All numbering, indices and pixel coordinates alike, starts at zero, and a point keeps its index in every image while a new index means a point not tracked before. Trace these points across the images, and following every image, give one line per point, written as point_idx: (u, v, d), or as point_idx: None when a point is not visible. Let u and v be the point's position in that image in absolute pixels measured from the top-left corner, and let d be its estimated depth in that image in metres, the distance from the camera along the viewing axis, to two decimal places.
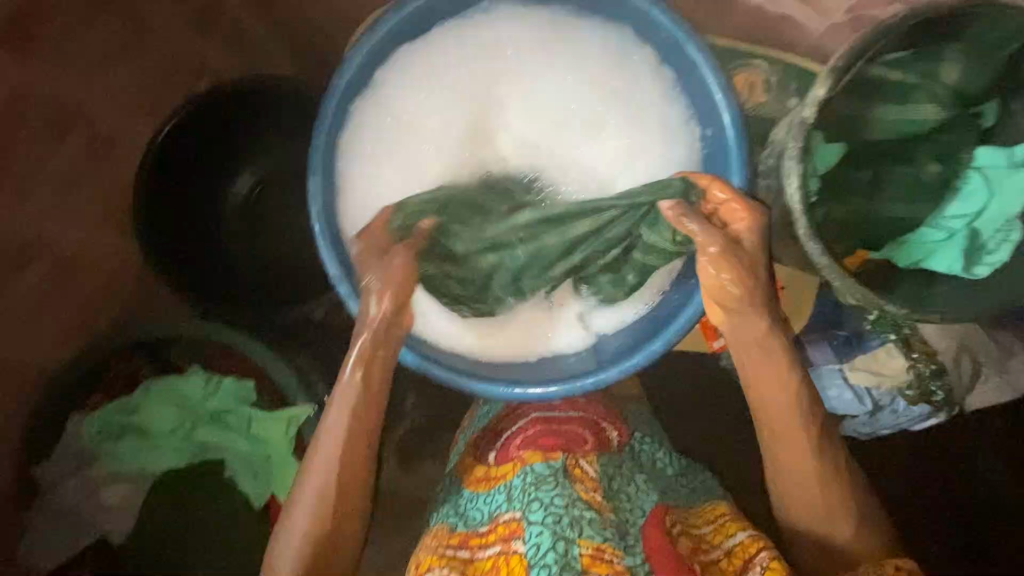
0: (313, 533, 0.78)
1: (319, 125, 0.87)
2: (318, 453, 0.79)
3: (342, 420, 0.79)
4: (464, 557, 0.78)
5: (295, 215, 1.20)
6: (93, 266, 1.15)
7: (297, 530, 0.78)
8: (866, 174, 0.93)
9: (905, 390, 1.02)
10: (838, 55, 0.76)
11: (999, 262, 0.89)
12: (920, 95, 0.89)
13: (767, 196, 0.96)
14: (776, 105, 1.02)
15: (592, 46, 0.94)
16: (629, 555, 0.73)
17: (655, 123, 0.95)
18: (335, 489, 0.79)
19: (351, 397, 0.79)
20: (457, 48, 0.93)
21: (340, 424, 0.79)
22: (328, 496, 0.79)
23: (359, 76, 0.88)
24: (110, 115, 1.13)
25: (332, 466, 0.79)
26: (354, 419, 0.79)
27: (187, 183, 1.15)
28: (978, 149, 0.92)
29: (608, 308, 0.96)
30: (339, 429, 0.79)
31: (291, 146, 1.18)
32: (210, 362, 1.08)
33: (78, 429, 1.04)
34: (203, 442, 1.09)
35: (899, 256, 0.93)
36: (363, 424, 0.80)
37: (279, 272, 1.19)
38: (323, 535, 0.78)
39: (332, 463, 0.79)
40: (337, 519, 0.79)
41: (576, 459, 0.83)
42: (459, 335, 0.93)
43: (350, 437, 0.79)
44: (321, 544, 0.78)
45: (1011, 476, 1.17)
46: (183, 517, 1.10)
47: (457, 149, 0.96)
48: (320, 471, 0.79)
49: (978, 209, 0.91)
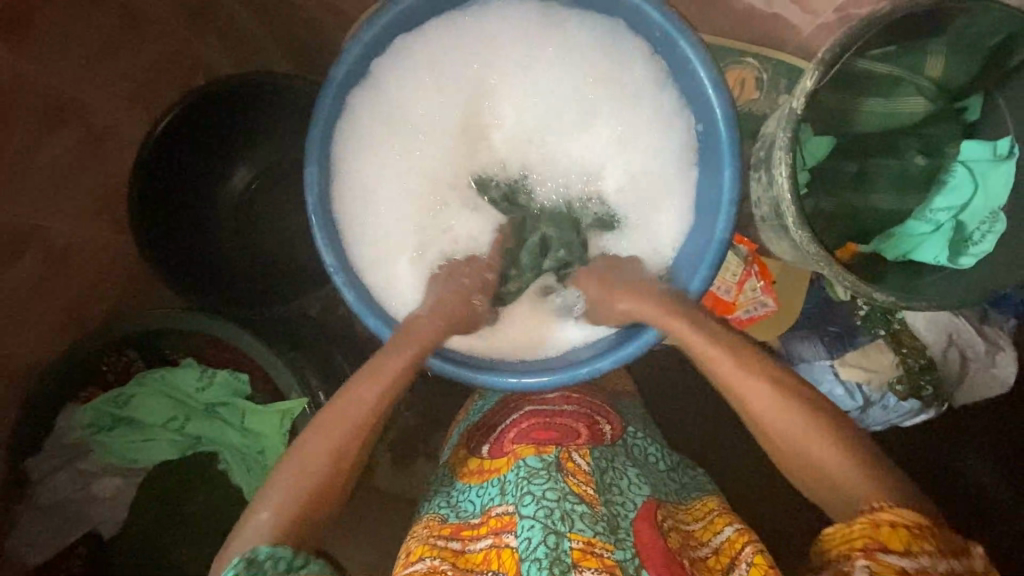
0: (302, 488, 0.64)
1: (315, 118, 0.78)
2: (338, 408, 0.68)
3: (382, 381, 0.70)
4: (453, 548, 0.70)
5: (291, 210, 1.08)
6: (85, 258, 0.98)
7: (281, 484, 0.65)
8: (852, 166, 0.81)
9: (895, 385, 0.93)
10: (828, 46, 0.67)
11: (983, 254, 0.77)
12: (904, 85, 0.78)
13: (757, 191, 0.82)
14: (767, 104, 0.89)
15: (587, 41, 0.83)
16: (620, 551, 0.66)
17: (651, 117, 0.83)
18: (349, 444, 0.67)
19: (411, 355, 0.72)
20: (447, 42, 0.83)
21: (389, 375, 0.70)
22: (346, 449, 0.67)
23: (357, 67, 0.79)
24: (106, 106, 0.94)
25: (356, 420, 0.68)
26: (391, 384, 0.70)
27: (185, 169, 1.01)
28: (964, 142, 0.79)
29: None
30: (380, 389, 0.69)
31: (285, 139, 1.06)
32: (202, 353, 0.95)
33: (70, 423, 0.90)
34: (196, 435, 0.96)
35: (887, 250, 0.81)
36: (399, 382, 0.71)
37: (270, 256, 1.07)
38: (325, 491, 0.65)
39: (359, 421, 0.68)
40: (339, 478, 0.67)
41: (568, 451, 0.75)
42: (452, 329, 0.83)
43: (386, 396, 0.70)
44: (307, 502, 0.64)
45: (1000, 476, 1.05)
46: (174, 511, 0.99)
47: (450, 147, 0.86)
48: (341, 429, 0.67)
49: (964, 201, 0.78)
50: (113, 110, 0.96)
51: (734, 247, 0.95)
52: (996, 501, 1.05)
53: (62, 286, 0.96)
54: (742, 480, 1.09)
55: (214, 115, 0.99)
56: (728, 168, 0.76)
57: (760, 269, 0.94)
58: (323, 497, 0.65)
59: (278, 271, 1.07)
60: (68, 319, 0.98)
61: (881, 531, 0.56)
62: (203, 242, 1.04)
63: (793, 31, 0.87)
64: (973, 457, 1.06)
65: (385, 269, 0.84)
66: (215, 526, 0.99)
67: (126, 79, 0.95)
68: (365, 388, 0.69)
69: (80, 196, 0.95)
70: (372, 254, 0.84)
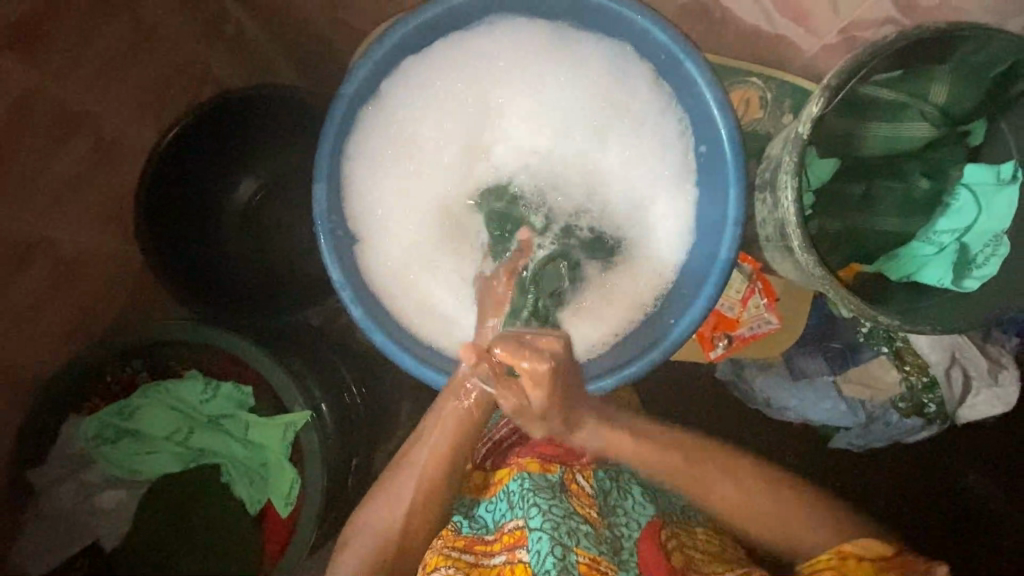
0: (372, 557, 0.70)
1: (324, 135, 0.79)
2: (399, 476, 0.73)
3: (444, 435, 0.74)
4: (469, 561, 0.71)
5: (296, 222, 1.09)
6: (92, 269, 0.98)
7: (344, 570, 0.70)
8: (858, 188, 0.81)
9: (898, 403, 0.94)
10: (834, 72, 0.69)
11: (988, 277, 0.78)
12: (909, 112, 0.78)
13: (761, 212, 0.83)
14: (770, 122, 0.91)
15: (591, 59, 0.84)
16: (623, 571, 0.67)
17: (654, 135, 0.84)
18: (416, 497, 0.72)
19: (457, 415, 0.74)
20: (454, 59, 0.84)
21: (438, 441, 0.74)
22: (414, 499, 0.72)
23: (366, 85, 0.80)
24: (119, 116, 0.95)
25: (417, 484, 0.72)
26: (448, 440, 0.73)
27: (193, 181, 1.02)
28: (967, 166, 0.79)
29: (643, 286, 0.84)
30: (436, 441, 0.74)
31: (293, 152, 1.06)
32: (206, 365, 0.95)
33: (73, 434, 0.91)
34: (200, 448, 0.96)
35: (891, 269, 0.83)
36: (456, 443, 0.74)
37: (277, 269, 1.08)
38: (396, 533, 0.71)
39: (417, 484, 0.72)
40: (408, 529, 0.71)
41: (572, 473, 0.77)
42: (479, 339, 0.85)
43: (448, 451, 0.73)
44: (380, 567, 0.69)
45: (1008, 495, 1.04)
46: (179, 522, 0.99)
47: (456, 163, 0.87)
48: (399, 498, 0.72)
49: (969, 223, 0.79)
50: (124, 121, 0.96)
51: (738, 265, 0.94)
52: (1004, 520, 1.04)
53: (67, 294, 0.96)
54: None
55: (225, 130, 1.00)
56: (732, 188, 0.76)
57: (764, 286, 0.94)
58: (399, 547, 0.71)
59: (281, 283, 1.07)
60: (73, 329, 0.98)
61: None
62: (210, 253, 1.05)
63: (798, 51, 0.88)
64: (981, 476, 1.05)
65: (390, 286, 0.85)
66: (219, 539, 0.99)
67: (134, 90, 0.95)
68: (434, 446, 0.73)
69: (88, 205, 0.96)
70: (379, 269, 0.85)
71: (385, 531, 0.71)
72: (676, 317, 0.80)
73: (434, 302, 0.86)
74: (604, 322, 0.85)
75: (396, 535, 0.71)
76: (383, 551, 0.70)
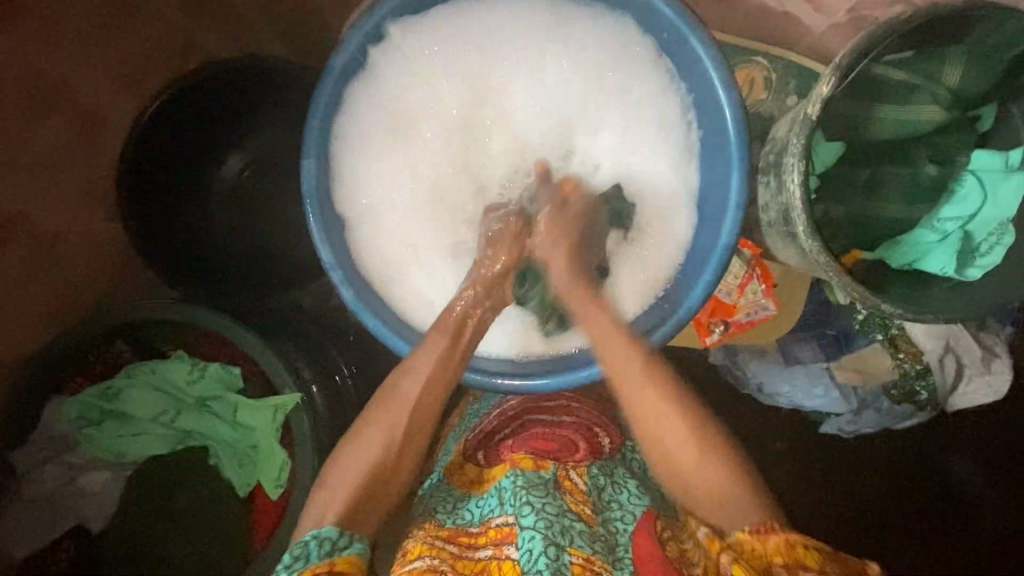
0: (364, 479, 0.67)
1: (313, 109, 0.77)
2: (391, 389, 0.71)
3: (428, 367, 0.71)
4: (452, 551, 0.68)
5: (283, 197, 1.05)
6: (74, 248, 0.95)
7: (319, 511, 0.65)
8: (864, 173, 0.81)
9: (890, 390, 0.94)
10: (845, 52, 0.66)
11: (991, 266, 0.76)
12: (922, 93, 0.77)
13: (763, 196, 0.82)
14: (775, 105, 0.86)
15: (589, 32, 0.81)
16: (618, 570, 0.65)
17: (655, 113, 0.82)
18: (405, 421, 0.69)
19: (442, 347, 0.73)
20: (449, 28, 0.81)
21: (426, 368, 0.71)
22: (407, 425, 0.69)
23: (357, 57, 0.77)
24: (96, 88, 0.90)
25: (406, 412, 0.69)
26: (434, 372, 0.71)
27: (175, 154, 0.98)
28: (975, 152, 0.78)
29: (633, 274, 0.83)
30: (421, 371, 0.71)
31: (281, 125, 1.02)
32: (194, 346, 0.93)
33: (55, 415, 0.89)
34: (187, 430, 0.95)
35: (893, 257, 0.81)
36: (443, 374, 0.72)
37: (263, 251, 1.04)
38: (387, 469, 0.68)
39: (405, 407, 0.70)
40: (397, 463, 0.69)
41: (566, 469, 0.75)
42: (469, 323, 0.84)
43: (436, 379, 0.71)
44: (371, 486, 0.67)
45: (995, 483, 1.05)
46: (162, 508, 0.97)
47: (451, 140, 0.84)
48: (390, 418, 0.69)
49: (972, 211, 0.77)
50: (105, 94, 0.92)
51: (739, 250, 0.94)
52: (989, 507, 1.05)
53: (48, 270, 0.93)
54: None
55: (212, 104, 0.97)
56: (736, 170, 0.74)
57: (762, 272, 0.93)
58: (388, 474, 0.68)
59: (271, 264, 1.04)
60: (53, 308, 0.95)
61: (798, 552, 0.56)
62: (197, 232, 1.01)
63: (804, 29, 0.87)
64: (969, 465, 1.06)
65: (380, 264, 0.83)
66: (202, 527, 0.97)
67: (115, 62, 0.91)
68: (418, 376, 0.71)
69: (73, 188, 0.92)
70: (368, 246, 0.83)
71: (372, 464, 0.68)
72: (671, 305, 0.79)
73: (424, 284, 0.84)
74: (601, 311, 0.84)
75: (388, 465, 0.68)
76: (374, 483, 0.67)
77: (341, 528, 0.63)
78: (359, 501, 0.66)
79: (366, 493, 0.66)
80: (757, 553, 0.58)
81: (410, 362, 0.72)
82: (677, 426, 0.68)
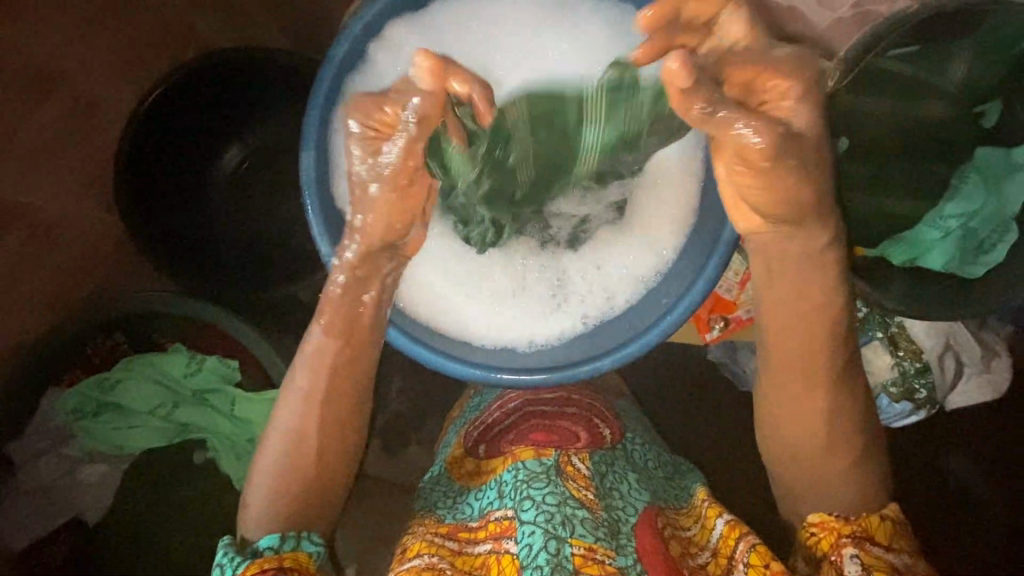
0: (291, 490, 0.67)
1: (313, 99, 0.77)
2: (288, 402, 0.68)
3: (325, 371, 0.67)
4: (452, 548, 0.70)
5: (282, 189, 1.04)
6: (72, 239, 0.94)
7: (252, 520, 0.66)
8: (867, 169, 0.81)
9: (889, 387, 0.93)
10: (837, 62, 0.70)
11: (994, 264, 0.77)
12: (925, 89, 0.77)
13: None
14: None
15: (593, 23, 0.79)
16: (622, 557, 0.64)
17: None
18: (318, 420, 0.67)
19: (334, 348, 0.66)
20: (450, 17, 0.80)
21: (322, 367, 0.67)
22: (321, 433, 0.68)
23: (357, 48, 0.77)
24: (94, 77, 0.89)
25: (314, 422, 0.67)
26: (330, 377, 0.67)
27: (171, 144, 0.97)
28: (978, 150, 0.78)
29: (626, 262, 0.83)
30: (314, 378, 0.67)
31: (282, 117, 1.02)
32: (192, 340, 0.92)
33: (51, 408, 0.88)
34: (184, 423, 0.94)
35: (896, 253, 0.79)
36: (339, 382, 0.67)
37: (264, 243, 1.03)
38: (311, 479, 0.68)
39: (311, 417, 0.67)
40: (323, 460, 0.68)
41: (567, 455, 0.74)
42: (463, 310, 0.83)
43: (335, 385, 0.67)
44: (300, 497, 0.67)
45: (994, 481, 1.05)
46: (160, 500, 0.97)
47: None
48: (297, 430, 0.67)
49: (976, 207, 0.77)
50: (103, 83, 0.90)
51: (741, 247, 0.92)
52: (988, 507, 1.05)
53: (47, 262, 0.92)
54: (745, 494, 1.06)
55: (211, 95, 0.96)
56: None
57: None
58: (318, 481, 0.68)
59: (270, 257, 1.03)
60: (48, 299, 0.93)
61: (873, 525, 0.65)
62: (198, 226, 1.01)
63: (810, 26, 0.87)
64: (968, 463, 1.06)
65: None
66: (202, 521, 0.97)
67: (114, 48, 0.89)
68: (325, 378, 0.67)
69: (68, 175, 0.91)
70: None
71: (300, 464, 0.67)
72: (671, 299, 0.78)
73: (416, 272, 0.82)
74: (590, 298, 0.83)
75: (313, 474, 0.68)
76: (310, 477, 0.68)
77: (285, 533, 0.65)
78: (291, 515, 0.66)
79: (293, 504, 0.67)
80: (831, 530, 0.64)
81: (298, 367, 0.67)
82: (806, 391, 0.66)
